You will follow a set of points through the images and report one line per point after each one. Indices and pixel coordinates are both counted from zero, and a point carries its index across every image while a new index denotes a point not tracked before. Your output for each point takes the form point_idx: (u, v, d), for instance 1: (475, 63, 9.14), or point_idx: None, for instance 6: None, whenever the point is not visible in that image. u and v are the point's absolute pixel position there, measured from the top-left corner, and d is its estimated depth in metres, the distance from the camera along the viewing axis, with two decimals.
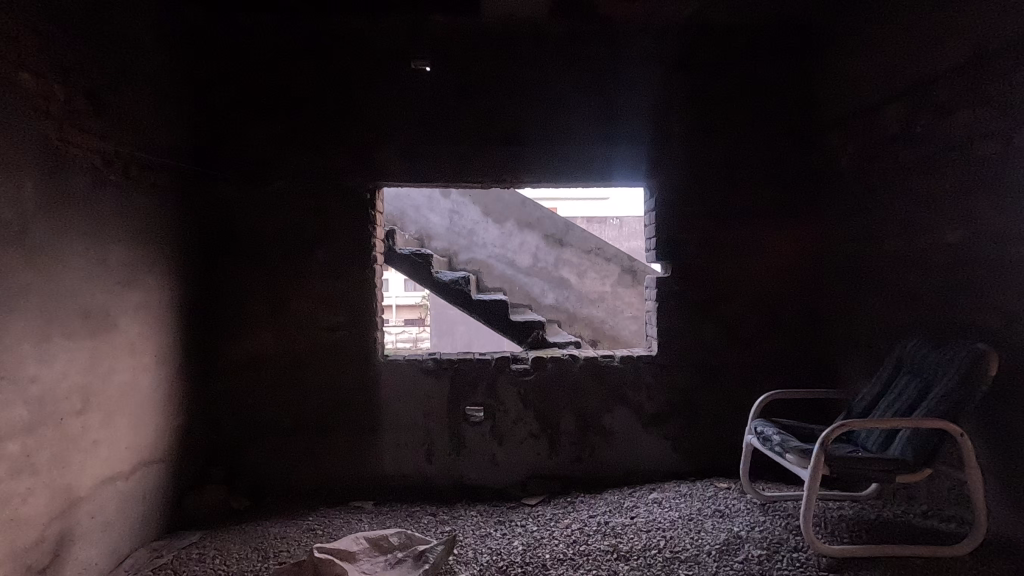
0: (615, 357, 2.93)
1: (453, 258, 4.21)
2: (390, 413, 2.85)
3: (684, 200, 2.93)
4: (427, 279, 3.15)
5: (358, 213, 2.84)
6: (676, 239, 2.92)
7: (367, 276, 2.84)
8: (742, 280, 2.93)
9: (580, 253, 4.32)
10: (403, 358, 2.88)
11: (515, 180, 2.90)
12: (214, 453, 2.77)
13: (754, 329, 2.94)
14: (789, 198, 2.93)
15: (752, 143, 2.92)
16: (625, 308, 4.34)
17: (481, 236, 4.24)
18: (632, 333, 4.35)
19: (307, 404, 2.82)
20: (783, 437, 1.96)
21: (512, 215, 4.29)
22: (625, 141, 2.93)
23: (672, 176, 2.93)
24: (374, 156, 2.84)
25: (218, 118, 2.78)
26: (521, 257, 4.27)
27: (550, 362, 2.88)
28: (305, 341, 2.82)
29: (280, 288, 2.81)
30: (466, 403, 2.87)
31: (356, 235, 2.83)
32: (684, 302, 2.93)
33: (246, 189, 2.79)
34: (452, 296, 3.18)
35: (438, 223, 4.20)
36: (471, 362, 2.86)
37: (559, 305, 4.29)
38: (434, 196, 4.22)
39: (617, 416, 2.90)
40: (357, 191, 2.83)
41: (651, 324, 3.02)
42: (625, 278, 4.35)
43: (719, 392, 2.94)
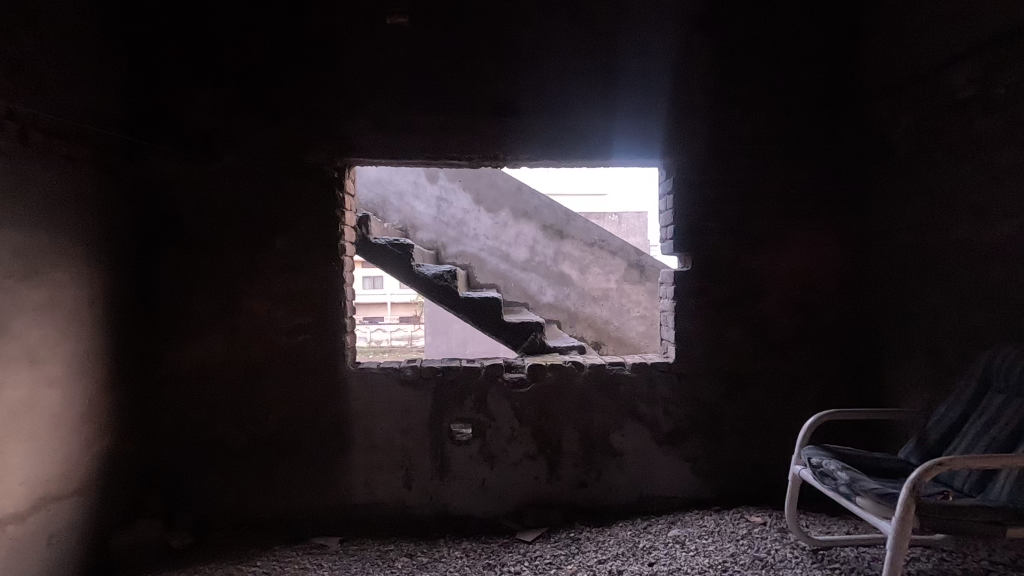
0: (627, 365, 2.51)
1: (441, 252, 3.78)
2: (363, 430, 2.42)
3: (706, 182, 2.52)
4: (407, 273, 2.71)
5: (324, 196, 2.40)
6: (697, 228, 2.51)
7: (334, 269, 2.41)
8: (773, 275, 2.52)
9: (583, 246, 3.89)
10: (378, 366, 2.45)
11: (510, 158, 2.48)
12: (153, 479, 2.34)
13: (787, 332, 2.53)
14: (829, 179, 2.52)
15: (785, 116, 2.51)
16: (631, 308, 3.91)
17: (472, 227, 3.81)
18: (640, 335, 3.92)
19: (263, 420, 2.39)
20: (850, 474, 1.52)
21: (506, 203, 3.86)
22: (638, 113, 2.50)
23: (692, 154, 2.52)
24: (343, 128, 2.41)
25: (156, 82, 2.34)
26: (516, 251, 3.84)
27: (551, 371, 2.46)
28: (261, 347, 2.39)
29: (231, 283, 2.37)
30: (451, 420, 2.44)
31: (321, 221, 2.40)
32: (706, 301, 2.51)
33: (191, 167, 2.36)
34: (436, 293, 2.74)
35: (425, 212, 3.78)
36: (457, 371, 2.44)
37: (559, 304, 3.86)
38: (419, 182, 3.79)
39: (628, 434, 2.49)
40: (323, 169, 2.40)
41: (668, 326, 2.60)
42: (632, 275, 3.92)
43: (747, 405, 2.52)
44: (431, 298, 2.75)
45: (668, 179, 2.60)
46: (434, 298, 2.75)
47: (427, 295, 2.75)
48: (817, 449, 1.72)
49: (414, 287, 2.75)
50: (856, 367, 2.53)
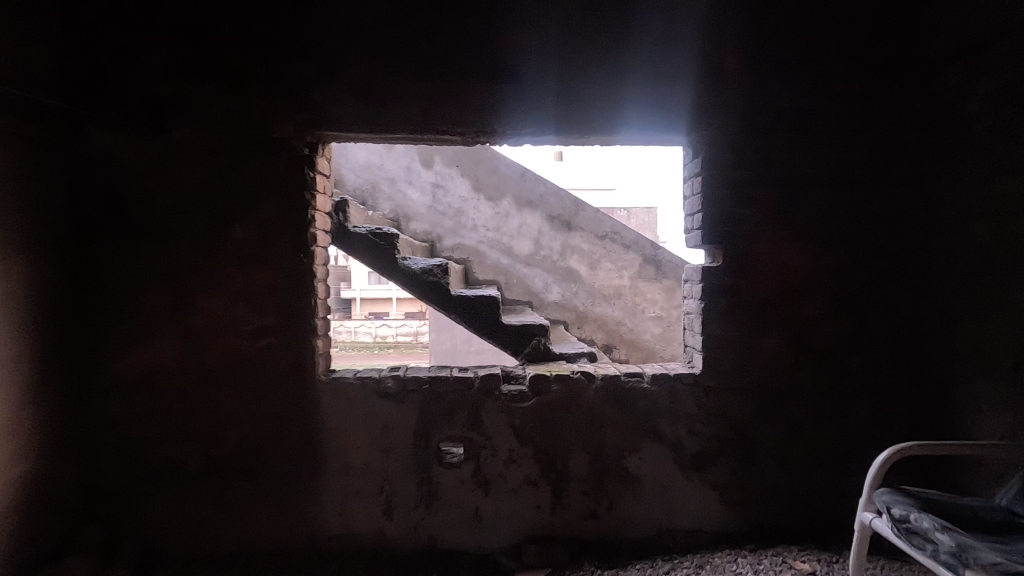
0: (645, 376, 2.15)
1: (436, 244, 3.45)
2: (336, 450, 2.08)
3: (740, 163, 2.14)
4: (390, 267, 2.35)
5: (291, 177, 2.05)
6: (730, 216, 2.14)
7: (302, 263, 2.05)
8: (818, 273, 2.14)
9: (593, 239, 3.51)
10: (354, 376, 2.11)
11: (508, 132, 2.12)
12: (93, 505, 2.01)
13: (833, 339, 2.16)
14: (884, 160, 2.14)
15: (835, 85, 2.13)
16: (646, 307, 3.53)
17: (471, 217, 3.46)
18: (656, 337, 3.54)
19: (220, 438, 2.05)
20: (960, 542, 1.15)
21: (509, 190, 3.49)
22: (661, 81, 2.13)
23: (724, 129, 2.14)
24: (313, 97, 2.05)
25: (94, 40, 1.99)
26: (519, 243, 3.47)
27: (556, 383, 2.11)
28: (217, 352, 2.04)
29: (182, 278, 2.02)
30: (439, 439, 2.09)
31: (287, 206, 2.05)
32: (738, 302, 2.14)
33: (135, 141, 2.01)
34: (424, 291, 2.38)
35: (419, 200, 3.44)
36: (446, 382, 2.08)
37: (566, 304, 3.50)
38: (413, 166, 3.44)
39: (645, 457, 2.13)
40: (290, 145, 2.05)
41: (693, 331, 2.23)
42: (647, 271, 3.53)
43: (785, 424, 2.15)
44: (418, 296, 2.39)
45: (695, 160, 2.23)
46: (422, 296, 2.39)
47: (414, 292, 2.39)
48: (903, 496, 1.35)
49: (399, 284, 2.39)
50: (913, 381, 2.15)
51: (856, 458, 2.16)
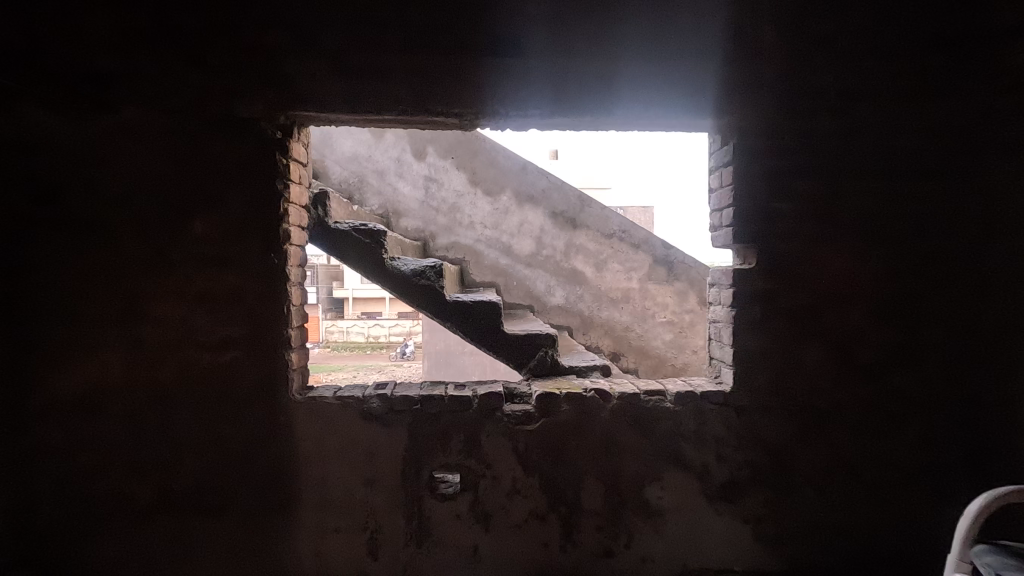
0: (668, 395, 1.88)
1: (430, 243, 3.17)
2: (313, 481, 1.80)
3: (776, 151, 1.88)
4: (375, 268, 2.07)
5: (259, 164, 1.76)
6: (764, 212, 1.88)
7: (273, 264, 1.77)
8: (864, 277, 1.88)
9: (599, 238, 3.23)
10: (334, 394, 1.83)
11: (512, 115, 1.84)
12: (29, 546, 1.72)
13: (880, 352, 1.90)
14: (938, 149, 1.88)
15: (883, 64, 1.88)
16: (657, 312, 3.26)
17: (467, 213, 3.19)
18: (667, 344, 3.28)
19: (178, 467, 1.76)
20: None
21: (508, 185, 3.20)
22: (688, 57, 1.87)
23: (759, 112, 1.88)
24: (286, 72, 1.77)
25: (27, 2, 1.69)
26: (520, 242, 3.20)
27: (566, 402, 1.84)
28: (174, 368, 1.75)
29: (132, 282, 1.73)
30: (431, 467, 1.81)
31: (255, 198, 1.76)
32: (774, 310, 1.88)
33: (76, 121, 1.71)
34: (414, 296, 2.09)
35: (410, 195, 3.17)
36: (441, 402, 1.81)
37: (570, 308, 3.23)
38: (404, 158, 3.17)
39: (668, 487, 1.86)
40: (259, 126, 1.76)
41: (721, 342, 1.97)
42: (658, 272, 3.26)
43: (827, 449, 1.89)
44: (407, 301, 2.10)
45: (724, 148, 1.96)
46: (411, 302, 2.10)
47: (402, 297, 2.10)
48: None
49: (385, 287, 2.10)
50: (969, 399, 1.90)
51: (905, 487, 1.91)
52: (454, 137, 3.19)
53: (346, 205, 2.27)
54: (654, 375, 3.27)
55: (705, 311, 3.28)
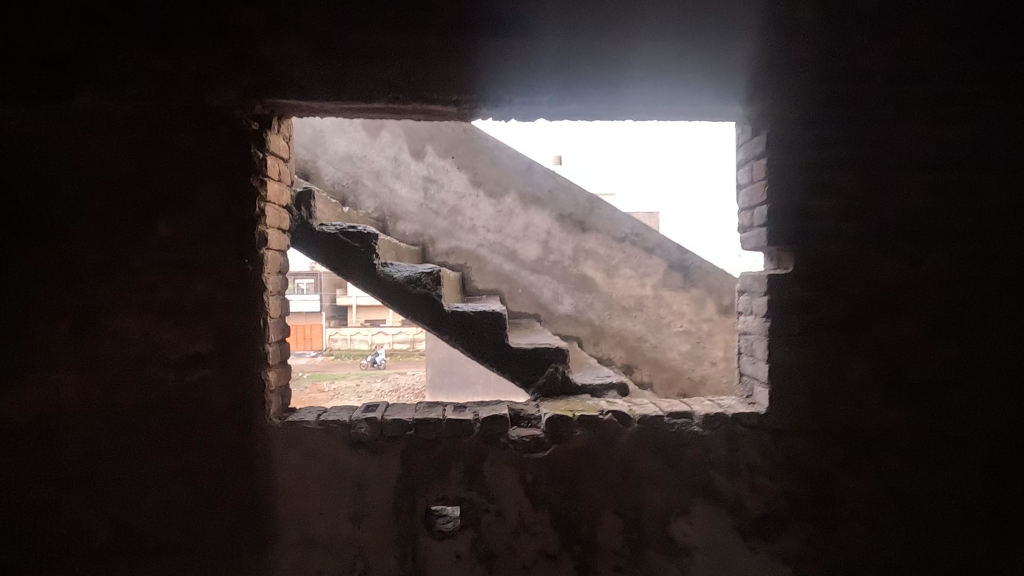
0: (695, 417, 1.67)
1: (428, 248, 2.97)
2: (292, 517, 1.58)
3: (816, 141, 1.67)
4: (364, 275, 1.85)
5: (232, 158, 1.56)
6: (802, 209, 1.66)
7: (247, 271, 1.56)
8: (916, 283, 1.66)
9: (610, 242, 3.02)
10: (317, 417, 1.62)
11: (516, 101, 1.65)
12: None
13: (936, 368, 1.67)
14: (998, 138, 1.67)
15: (934, 42, 1.66)
16: (672, 321, 3.04)
17: (469, 216, 2.99)
18: (683, 355, 3.05)
19: (140, 502, 1.55)
20: None
21: (513, 185, 3.00)
22: (716, 36, 1.66)
23: (795, 98, 1.67)
24: (262, 55, 1.56)
25: None
26: (525, 246, 2.99)
27: (580, 426, 1.62)
28: (135, 390, 1.54)
29: (86, 292, 1.52)
30: (427, 501, 1.60)
31: (227, 197, 1.55)
32: (815, 321, 1.66)
33: (23, 110, 1.50)
34: (407, 306, 1.85)
35: (408, 196, 2.97)
36: (438, 427, 1.59)
37: (579, 317, 3.01)
38: (402, 158, 2.97)
39: (696, 522, 1.64)
40: (232, 116, 1.56)
41: (754, 357, 1.75)
42: (673, 278, 3.03)
43: (875, 478, 1.67)
44: (400, 312, 1.87)
45: (755, 139, 1.75)
46: (405, 313, 1.86)
47: (394, 307, 1.87)
48: None
49: (375, 296, 1.87)
50: None
51: (965, 521, 1.68)
52: (455, 136, 2.99)
53: (336, 206, 2.07)
54: (670, 388, 3.05)
55: (724, 319, 3.05)
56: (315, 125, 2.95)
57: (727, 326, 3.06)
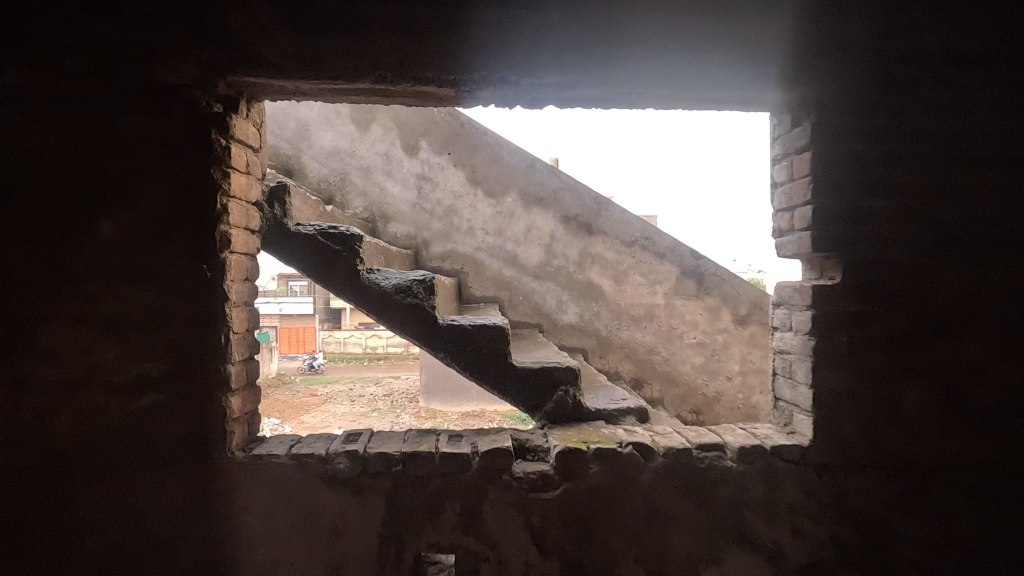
0: (728, 450, 1.44)
1: (422, 251, 2.75)
2: (259, 567, 1.35)
3: (867, 132, 1.45)
4: (346, 284, 1.59)
5: (189, 145, 1.32)
6: (852, 211, 1.45)
7: (206, 279, 1.32)
8: (984, 297, 1.44)
9: (619, 246, 2.79)
10: (289, 450, 1.38)
11: (524, 83, 1.42)
12: None
13: (1005, 396, 1.45)
14: None
15: (1003, 20, 1.45)
16: (685, 332, 2.82)
17: (466, 217, 2.76)
18: (697, 368, 2.83)
19: (77, 552, 1.30)
20: None
21: (514, 184, 2.77)
22: (756, 10, 1.43)
23: (846, 81, 1.44)
24: (225, 25, 1.33)
25: None
26: (526, 250, 2.77)
27: (595, 461, 1.39)
28: (71, 419, 1.29)
29: (12, 302, 1.27)
30: (417, 548, 1.37)
31: (183, 191, 1.32)
32: (866, 340, 1.44)
33: None
34: (396, 319, 1.59)
35: (400, 195, 2.74)
36: (430, 462, 1.36)
37: (585, 327, 2.79)
38: (393, 154, 2.75)
39: (728, 571, 1.41)
40: (190, 96, 1.33)
41: (793, 380, 1.52)
42: (686, 286, 2.81)
43: (936, 522, 1.44)
44: (387, 327, 1.62)
45: (797, 130, 1.53)
46: (392, 327, 1.61)
47: (380, 321, 1.62)
48: None
49: (358, 308, 1.61)
50: None
51: None
52: (451, 130, 2.76)
53: (318, 205, 1.84)
54: (682, 405, 2.83)
55: (740, 330, 2.83)
56: (299, 117, 2.72)
57: (743, 337, 2.84)
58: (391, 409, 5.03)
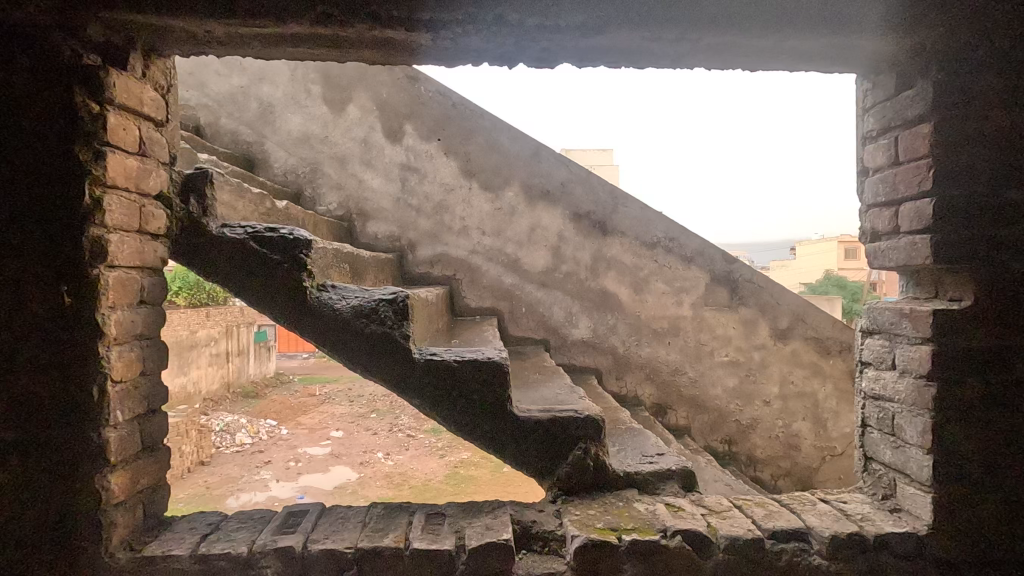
0: (814, 540, 1.03)
1: (407, 255, 2.35)
2: None
3: (1006, 96, 1.05)
4: (286, 306, 1.16)
5: (43, 112, 0.91)
6: (988, 206, 1.03)
7: (67, 307, 0.91)
8: None
9: (638, 249, 2.37)
10: (199, 545, 0.98)
11: (530, 23, 1.00)
12: None
13: None
14: None
15: None
16: (715, 348, 2.41)
17: (459, 215, 2.36)
18: (729, 391, 2.43)
19: None
20: None
21: (515, 175, 2.35)
22: None
23: (981, 24, 1.03)
24: None
25: None
26: (529, 253, 2.37)
27: (630, 561, 0.99)
28: None
29: None
30: None
31: (33, 178, 0.90)
32: (1006, 387, 1.03)
33: None
34: (356, 353, 1.17)
35: (381, 189, 2.34)
36: (397, 565, 0.97)
37: (598, 344, 2.39)
38: (373, 141, 2.33)
39: None
40: (46, 40, 0.91)
41: (898, 439, 1.11)
42: (717, 295, 2.40)
43: None
44: (344, 364, 1.19)
45: (906, 93, 1.11)
46: (350, 364, 1.19)
47: (334, 357, 1.19)
48: None
49: (304, 339, 1.19)
50: None
51: None
52: (441, 112, 2.34)
53: (263, 201, 1.43)
54: (712, 433, 2.43)
55: (780, 346, 2.42)
56: (261, 97, 2.30)
57: (783, 354, 2.43)
58: (392, 409, 4.70)
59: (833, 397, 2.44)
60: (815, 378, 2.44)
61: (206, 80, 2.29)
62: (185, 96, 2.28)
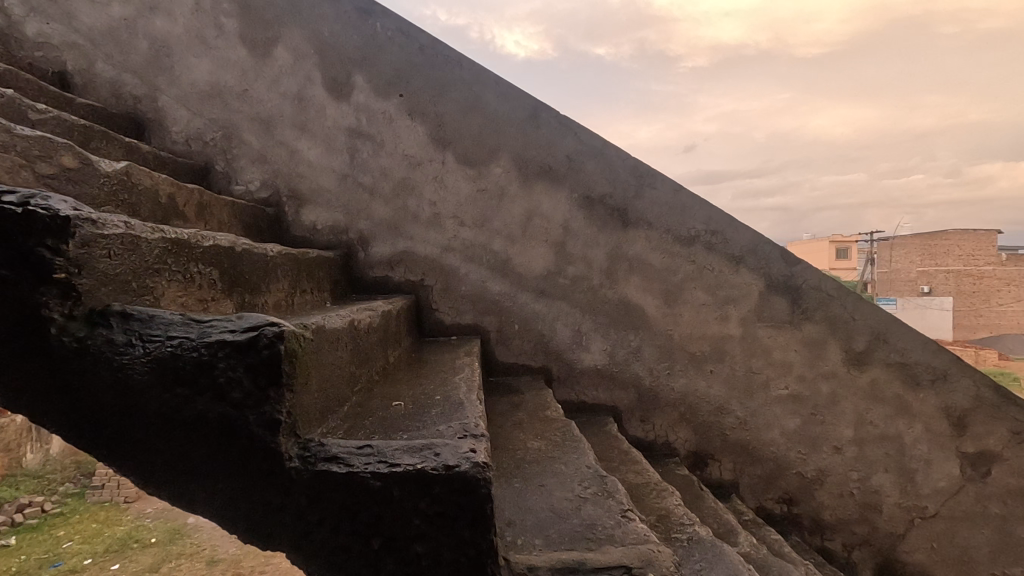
0: None
1: (359, 254, 1.73)
2: None
3: None
4: (18, 367, 0.56)
5: None
6: None
7: None
8: None
9: (669, 245, 1.75)
10: None
11: None
12: None
13: None
14: None
15: None
16: (770, 378, 1.82)
17: (429, 199, 1.74)
18: (788, 434, 1.84)
19: None
20: None
21: (504, 145, 1.72)
22: None
23: None
24: None
25: None
26: (523, 251, 1.76)
27: None
28: None
29: None
30: None
31: None
32: None
33: None
34: (167, 464, 0.57)
35: (321, 164, 1.71)
36: None
37: (616, 374, 1.80)
38: (310, 97, 1.70)
39: None
40: None
41: None
42: (773, 307, 1.78)
43: None
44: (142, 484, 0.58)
45: None
46: (156, 486, 0.58)
47: (123, 470, 0.58)
48: None
49: (59, 434, 0.58)
50: None
51: None
52: (404, 59, 1.69)
53: (13, 139, 0.88)
54: (766, 490, 1.87)
55: (856, 375, 1.80)
56: (152, 35, 1.66)
57: (860, 387, 1.80)
58: None
59: (925, 442, 1.82)
60: (901, 418, 1.82)
61: (73, 9, 1.65)
62: (45, 30, 1.64)
